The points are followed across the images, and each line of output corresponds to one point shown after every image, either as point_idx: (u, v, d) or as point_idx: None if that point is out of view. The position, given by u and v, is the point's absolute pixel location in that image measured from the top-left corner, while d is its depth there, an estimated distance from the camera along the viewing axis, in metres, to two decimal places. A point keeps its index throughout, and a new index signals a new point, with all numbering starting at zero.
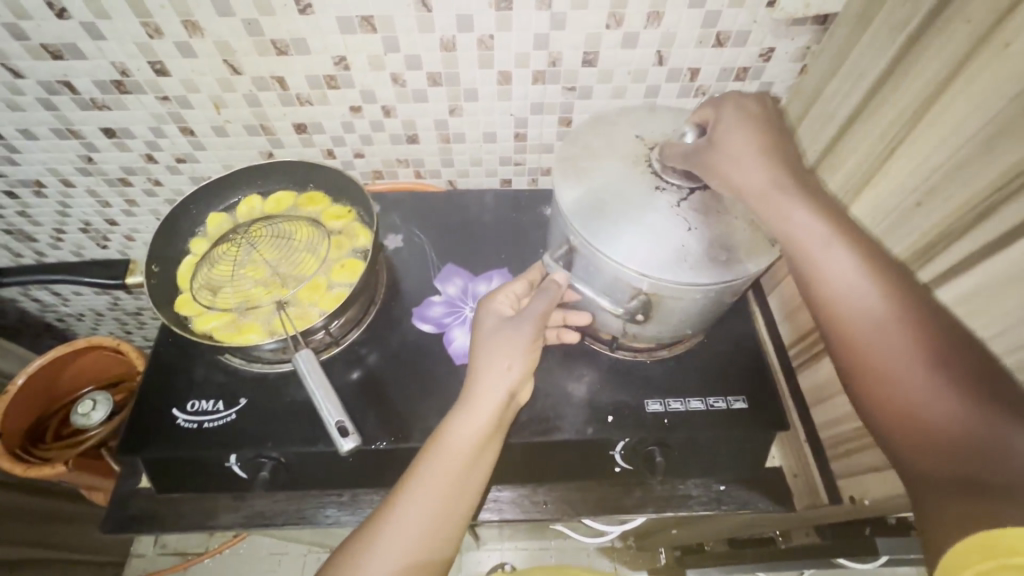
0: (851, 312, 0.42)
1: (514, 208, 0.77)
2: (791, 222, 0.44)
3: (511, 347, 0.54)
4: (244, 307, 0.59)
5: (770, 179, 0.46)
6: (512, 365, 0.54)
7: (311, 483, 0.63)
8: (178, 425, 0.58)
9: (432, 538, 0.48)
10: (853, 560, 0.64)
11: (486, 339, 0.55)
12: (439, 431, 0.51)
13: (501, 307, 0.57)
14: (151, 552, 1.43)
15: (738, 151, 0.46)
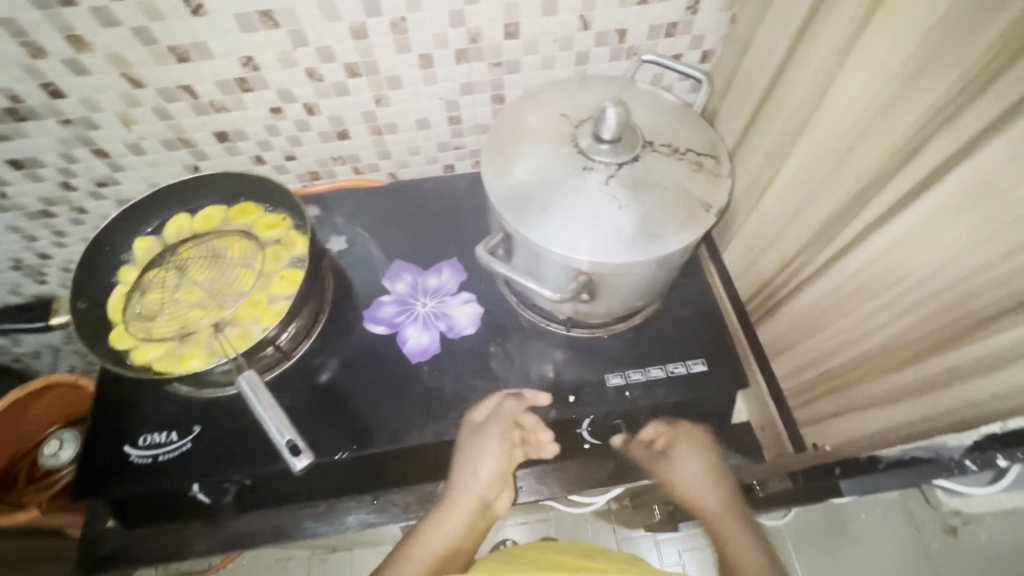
0: None
1: (458, 194, 0.74)
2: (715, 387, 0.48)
3: (482, 448, 0.57)
4: (182, 335, 0.57)
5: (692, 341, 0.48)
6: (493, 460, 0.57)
7: (284, 498, 0.62)
8: (132, 461, 0.57)
9: None
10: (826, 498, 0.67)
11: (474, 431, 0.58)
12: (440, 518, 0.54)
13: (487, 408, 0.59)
14: None
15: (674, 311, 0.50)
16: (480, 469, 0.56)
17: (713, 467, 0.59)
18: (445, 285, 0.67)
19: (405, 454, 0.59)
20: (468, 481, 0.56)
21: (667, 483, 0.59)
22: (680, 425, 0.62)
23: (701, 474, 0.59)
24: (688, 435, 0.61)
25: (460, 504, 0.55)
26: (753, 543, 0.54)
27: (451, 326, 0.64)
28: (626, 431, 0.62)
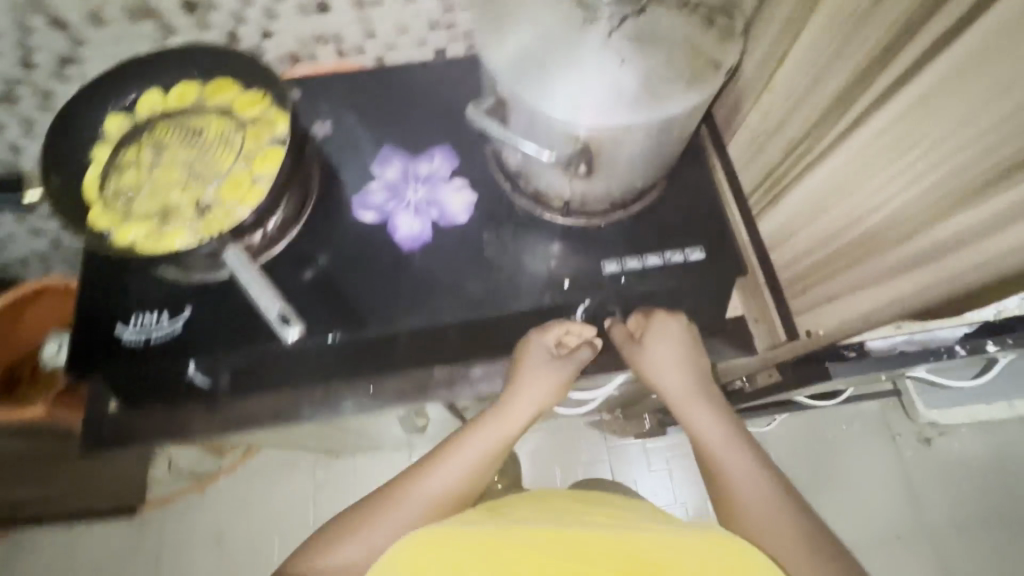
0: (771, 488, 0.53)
1: (451, 79, 0.70)
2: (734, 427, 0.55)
3: (545, 381, 0.60)
4: (164, 215, 0.55)
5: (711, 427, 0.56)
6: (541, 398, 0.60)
7: (280, 382, 0.63)
8: (124, 339, 0.57)
9: None
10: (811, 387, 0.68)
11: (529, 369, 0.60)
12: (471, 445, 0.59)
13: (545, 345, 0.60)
14: (168, 477, 1.52)
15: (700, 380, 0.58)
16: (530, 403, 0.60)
17: (684, 351, 0.59)
18: (437, 172, 0.64)
19: (399, 337, 0.59)
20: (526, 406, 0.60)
21: (637, 366, 0.60)
22: (657, 313, 0.61)
23: (673, 358, 0.59)
24: (663, 321, 0.60)
25: (510, 427, 0.60)
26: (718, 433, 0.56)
27: (444, 213, 0.62)
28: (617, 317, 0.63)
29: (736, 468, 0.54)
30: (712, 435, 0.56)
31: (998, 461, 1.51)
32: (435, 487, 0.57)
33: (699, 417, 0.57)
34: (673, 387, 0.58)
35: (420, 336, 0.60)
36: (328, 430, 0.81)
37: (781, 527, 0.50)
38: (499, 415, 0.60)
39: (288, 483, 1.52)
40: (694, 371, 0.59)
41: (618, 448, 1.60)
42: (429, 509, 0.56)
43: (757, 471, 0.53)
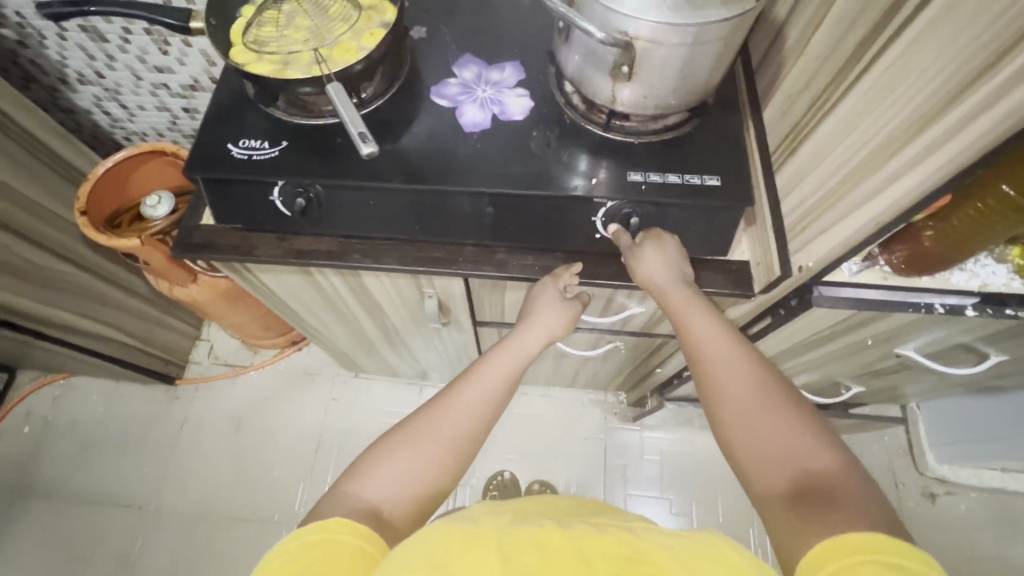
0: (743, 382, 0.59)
1: (533, 11, 0.82)
2: (710, 335, 0.64)
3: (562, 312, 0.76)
4: (287, 58, 0.69)
5: (699, 328, 0.65)
6: (551, 332, 0.76)
7: (341, 227, 0.76)
8: (233, 155, 0.70)
9: (446, 464, 0.63)
10: (798, 327, 0.76)
11: (544, 309, 0.75)
12: (483, 362, 0.72)
13: (554, 292, 0.76)
14: (207, 361, 1.69)
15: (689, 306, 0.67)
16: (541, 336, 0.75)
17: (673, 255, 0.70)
18: (506, 80, 0.76)
19: (444, 200, 0.70)
20: (536, 338, 0.75)
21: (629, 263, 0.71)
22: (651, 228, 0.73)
23: (658, 258, 0.69)
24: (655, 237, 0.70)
25: (518, 364, 0.72)
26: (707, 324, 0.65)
27: (504, 110, 0.74)
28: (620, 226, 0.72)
29: (710, 340, 0.63)
30: (695, 316, 0.66)
31: (1006, 531, 1.46)
32: (467, 409, 0.66)
33: (684, 302, 0.67)
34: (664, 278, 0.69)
35: (462, 203, 0.71)
36: (365, 297, 0.93)
37: (747, 385, 0.58)
38: (511, 348, 0.73)
39: (308, 390, 1.65)
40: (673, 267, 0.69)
41: (615, 430, 1.64)
42: (463, 419, 0.66)
43: (731, 353, 0.62)
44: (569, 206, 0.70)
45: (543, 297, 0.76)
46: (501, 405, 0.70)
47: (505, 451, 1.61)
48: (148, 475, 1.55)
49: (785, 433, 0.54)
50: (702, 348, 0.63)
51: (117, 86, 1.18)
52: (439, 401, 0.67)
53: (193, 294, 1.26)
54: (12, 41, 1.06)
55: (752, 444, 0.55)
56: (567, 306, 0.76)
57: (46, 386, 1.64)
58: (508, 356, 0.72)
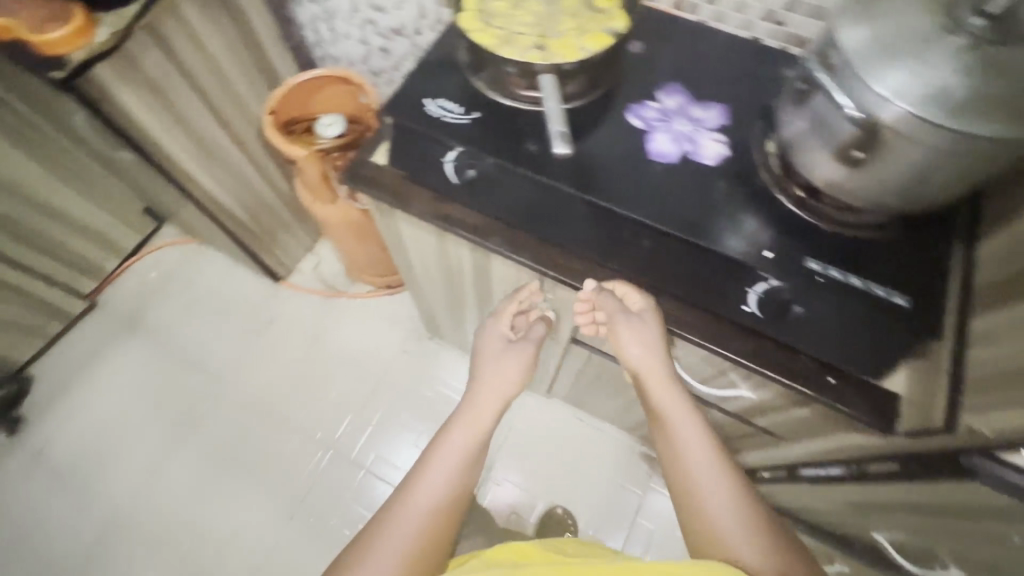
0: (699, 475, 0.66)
1: (761, 60, 0.77)
2: (678, 420, 0.70)
3: (516, 359, 0.88)
4: (509, 36, 0.70)
5: (675, 412, 0.71)
6: (513, 382, 0.88)
7: (487, 205, 0.74)
8: (427, 111, 0.73)
9: (436, 518, 0.71)
10: (932, 493, 0.67)
11: (496, 356, 0.89)
12: (450, 424, 0.81)
13: (502, 336, 0.90)
14: (310, 273, 1.82)
15: (659, 384, 0.72)
16: (508, 381, 0.87)
17: (664, 334, 0.70)
18: (708, 120, 0.73)
19: (605, 217, 0.69)
20: (496, 392, 0.86)
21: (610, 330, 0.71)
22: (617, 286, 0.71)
23: (642, 336, 0.69)
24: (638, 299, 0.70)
25: (481, 416, 0.83)
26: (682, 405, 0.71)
27: (695, 150, 0.70)
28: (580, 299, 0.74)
29: (687, 439, 0.68)
30: (674, 412, 0.71)
31: None
32: (438, 477, 0.74)
33: (664, 389, 0.72)
34: (652, 365, 0.71)
35: (621, 227, 0.69)
36: (482, 277, 0.95)
37: (714, 485, 0.64)
38: (470, 408, 0.83)
39: (386, 334, 1.72)
40: (654, 347, 0.70)
41: (656, 492, 1.56)
42: (441, 474, 0.74)
43: (701, 441, 0.68)
44: (727, 270, 0.67)
45: (492, 354, 0.89)
46: (478, 456, 0.80)
47: (516, 463, 1.59)
48: (230, 352, 1.71)
49: (745, 527, 0.60)
50: (676, 438, 0.69)
51: (335, 11, 1.27)
52: (411, 476, 0.75)
53: (330, 214, 1.35)
54: None
55: (711, 539, 0.60)
56: (520, 348, 0.89)
57: (180, 244, 1.85)
58: (466, 421, 0.82)
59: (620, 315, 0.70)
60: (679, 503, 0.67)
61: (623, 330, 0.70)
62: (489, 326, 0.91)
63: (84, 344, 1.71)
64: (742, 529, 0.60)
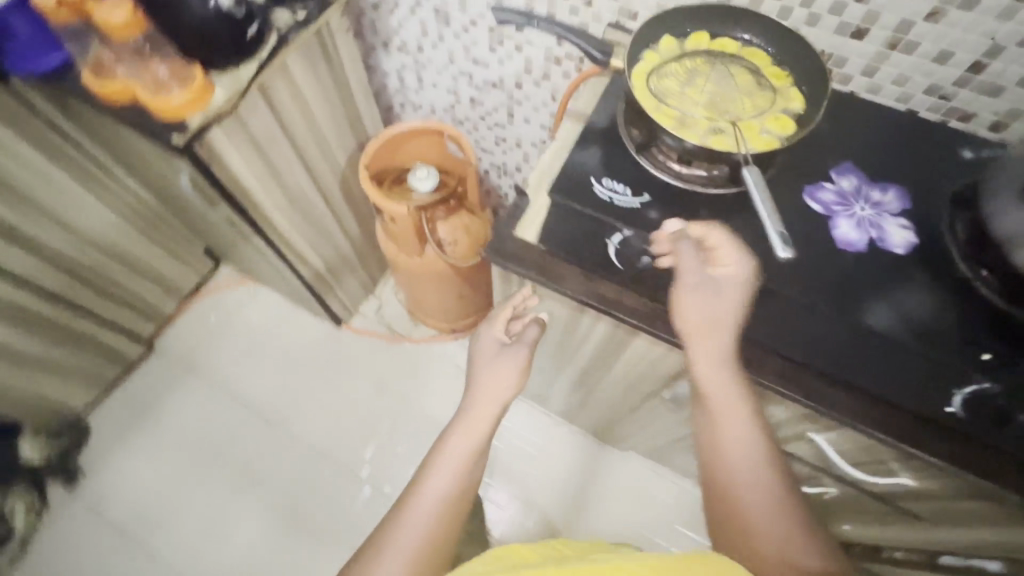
0: (738, 464, 0.63)
1: (932, 137, 0.74)
2: (719, 397, 0.65)
3: (510, 363, 0.84)
4: (681, 117, 0.67)
5: (720, 390, 0.65)
6: (508, 384, 0.84)
7: (660, 292, 0.73)
8: (595, 192, 0.70)
9: (435, 540, 0.71)
10: None
11: (489, 361, 0.85)
12: (444, 436, 0.80)
13: (496, 338, 0.87)
14: (372, 316, 1.78)
15: (714, 359, 0.65)
16: (502, 382, 0.84)
17: (736, 307, 0.64)
18: (888, 204, 0.69)
19: (796, 310, 0.67)
20: (487, 399, 0.82)
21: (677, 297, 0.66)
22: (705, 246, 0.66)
23: (710, 306, 0.64)
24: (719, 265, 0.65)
25: (477, 425, 0.80)
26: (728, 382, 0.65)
27: (882, 237, 0.67)
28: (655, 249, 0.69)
29: (737, 420, 0.64)
30: (731, 385, 0.65)
31: None
32: (433, 490, 0.74)
33: (715, 368, 0.65)
34: (716, 333, 0.65)
35: (811, 318, 0.66)
36: (610, 349, 0.91)
37: (754, 476, 0.62)
38: (467, 415, 0.81)
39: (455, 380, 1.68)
40: (722, 319, 0.64)
41: None
42: (435, 492, 0.74)
43: (744, 428, 0.64)
44: (929, 370, 0.63)
45: (486, 360, 0.85)
46: (476, 464, 0.79)
47: (507, 478, 1.52)
48: (293, 397, 1.67)
49: (772, 518, 0.59)
50: (717, 418, 0.65)
51: (427, 62, 1.25)
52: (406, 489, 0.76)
53: (413, 265, 1.33)
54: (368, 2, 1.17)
55: (736, 521, 0.60)
56: (513, 352, 0.85)
57: (238, 285, 1.82)
58: (460, 429, 0.80)
59: (695, 279, 0.65)
60: (708, 478, 0.65)
61: (693, 294, 0.65)
62: (486, 327, 0.88)
63: (142, 390, 1.67)
64: (772, 520, 0.59)
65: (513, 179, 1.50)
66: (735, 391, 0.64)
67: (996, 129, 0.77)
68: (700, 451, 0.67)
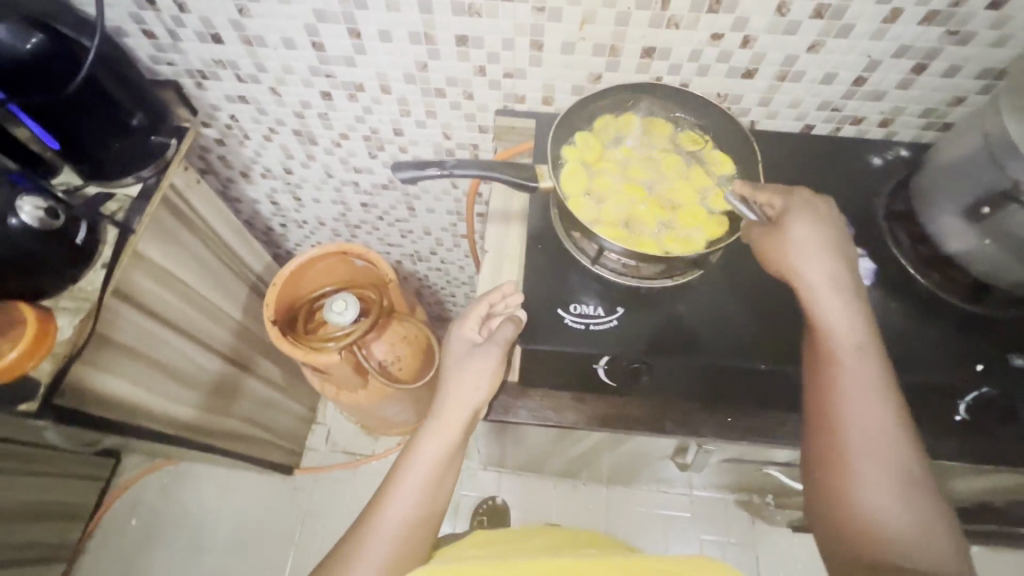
0: (850, 400, 0.55)
1: (841, 153, 0.76)
2: (838, 330, 0.57)
3: (481, 365, 0.66)
4: (631, 228, 0.66)
5: (835, 319, 0.58)
6: (480, 386, 0.67)
7: (663, 394, 0.68)
8: (568, 323, 0.65)
9: (403, 554, 0.64)
10: None
11: (460, 360, 0.68)
12: (415, 440, 0.69)
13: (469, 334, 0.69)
14: (324, 448, 1.59)
15: (821, 288, 0.59)
16: (477, 384, 0.66)
17: (831, 239, 0.60)
18: None
19: (810, 380, 0.63)
20: (458, 405, 0.67)
21: (773, 232, 0.61)
22: (794, 201, 0.62)
23: (813, 241, 0.60)
24: (800, 219, 0.60)
25: (448, 430, 0.67)
26: (845, 317, 0.58)
27: None
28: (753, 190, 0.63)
29: (851, 363, 0.56)
30: (841, 323, 0.57)
31: None
32: (397, 513, 0.65)
33: (826, 297, 0.58)
34: (810, 273, 0.59)
35: None
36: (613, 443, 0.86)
37: (868, 416, 0.55)
38: (437, 417, 0.68)
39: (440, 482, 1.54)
40: (831, 257, 0.60)
41: (762, 534, 1.53)
42: (402, 508, 0.65)
43: (866, 365, 0.56)
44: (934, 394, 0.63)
45: (457, 362, 0.68)
46: (447, 473, 0.68)
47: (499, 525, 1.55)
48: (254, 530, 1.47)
49: (881, 465, 0.53)
50: (835, 353, 0.57)
51: (301, 182, 1.11)
52: (381, 490, 0.68)
53: (359, 398, 1.19)
54: (211, 139, 1.00)
55: (840, 457, 0.55)
56: (484, 353, 0.66)
57: (153, 471, 1.53)
58: (431, 434, 0.68)
59: (792, 214, 0.61)
60: (811, 410, 0.58)
61: (778, 240, 0.60)
62: (468, 306, 0.69)
63: None
64: (878, 465, 0.53)
65: (430, 262, 1.40)
66: (845, 327, 0.57)
67: (884, 125, 0.81)
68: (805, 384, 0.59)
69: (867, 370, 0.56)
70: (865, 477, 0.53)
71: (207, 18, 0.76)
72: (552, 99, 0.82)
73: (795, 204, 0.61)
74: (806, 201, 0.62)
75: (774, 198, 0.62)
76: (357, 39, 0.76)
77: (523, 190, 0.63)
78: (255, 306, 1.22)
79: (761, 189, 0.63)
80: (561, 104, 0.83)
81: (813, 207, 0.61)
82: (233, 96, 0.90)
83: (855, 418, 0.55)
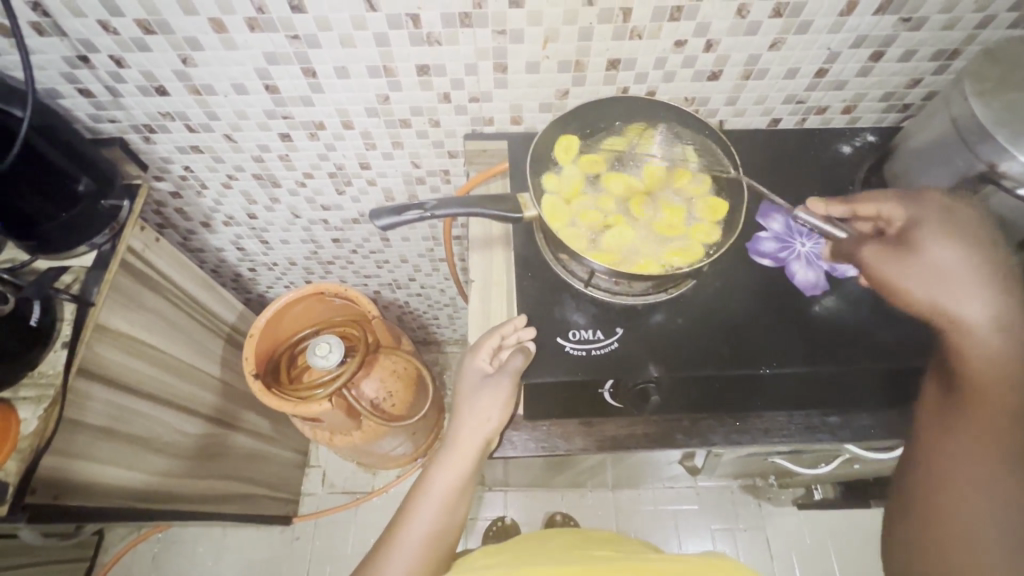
0: (985, 397, 0.53)
1: (813, 143, 0.77)
2: (977, 360, 0.53)
3: (493, 398, 0.64)
4: (632, 252, 0.65)
5: (994, 347, 0.53)
6: (491, 416, 0.65)
7: (672, 408, 0.67)
8: (568, 351, 0.63)
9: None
10: None
11: (471, 390, 0.66)
12: (430, 469, 0.68)
13: (482, 363, 0.66)
14: (321, 491, 1.53)
15: (951, 291, 0.53)
16: (489, 415, 0.65)
17: (970, 260, 0.53)
18: None
19: (813, 377, 0.63)
20: (472, 437, 0.66)
21: (908, 254, 0.56)
22: (923, 206, 0.57)
23: (958, 265, 0.54)
24: (945, 247, 0.54)
25: (462, 458, 0.67)
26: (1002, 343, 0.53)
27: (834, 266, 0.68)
28: (870, 206, 0.61)
29: (990, 383, 0.53)
30: (980, 365, 0.53)
31: None
32: (411, 545, 0.65)
33: (977, 340, 0.53)
34: (970, 309, 0.53)
35: (821, 381, 0.64)
36: (622, 458, 0.84)
37: (982, 431, 0.53)
38: (452, 447, 0.67)
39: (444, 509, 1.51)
40: (990, 282, 0.53)
41: (770, 516, 1.54)
42: (416, 537, 0.66)
43: (1018, 383, 0.52)
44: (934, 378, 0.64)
45: (468, 393, 0.66)
46: (459, 499, 0.68)
47: None
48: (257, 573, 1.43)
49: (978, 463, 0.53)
50: (966, 360, 0.54)
51: (266, 225, 1.06)
52: (398, 516, 0.68)
53: (354, 439, 1.16)
54: (165, 193, 0.95)
55: (948, 455, 0.55)
56: (497, 385, 0.64)
57: (140, 543, 1.44)
58: (447, 464, 0.67)
59: (898, 243, 0.57)
60: (947, 412, 0.56)
61: (906, 261, 0.56)
62: (483, 333, 0.66)
63: None
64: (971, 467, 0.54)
65: (410, 288, 1.36)
66: (995, 369, 0.53)
67: (847, 112, 0.82)
68: (960, 397, 0.55)
69: (1010, 418, 0.53)
70: (950, 473, 0.54)
71: (148, 71, 0.72)
72: (521, 118, 0.80)
73: (925, 214, 0.57)
74: (938, 206, 0.57)
75: (890, 205, 0.59)
76: (313, 78, 0.72)
77: (507, 222, 0.64)
78: (232, 358, 1.17)
79: (871, 200, 0.61)
80: (530, 122, 0.81)
81: (950, 222, 0.56)
82: (185, 146, 0.85)
83: (954, 421, 0.55)
